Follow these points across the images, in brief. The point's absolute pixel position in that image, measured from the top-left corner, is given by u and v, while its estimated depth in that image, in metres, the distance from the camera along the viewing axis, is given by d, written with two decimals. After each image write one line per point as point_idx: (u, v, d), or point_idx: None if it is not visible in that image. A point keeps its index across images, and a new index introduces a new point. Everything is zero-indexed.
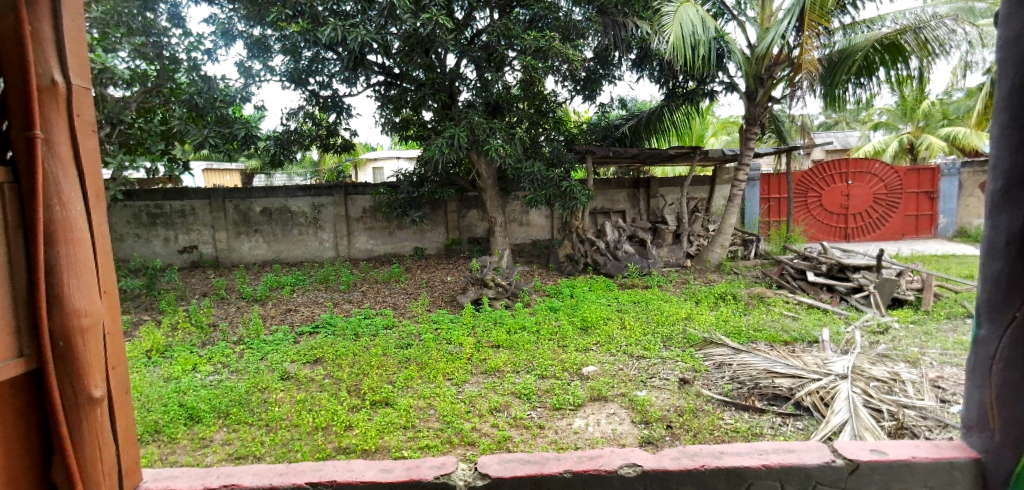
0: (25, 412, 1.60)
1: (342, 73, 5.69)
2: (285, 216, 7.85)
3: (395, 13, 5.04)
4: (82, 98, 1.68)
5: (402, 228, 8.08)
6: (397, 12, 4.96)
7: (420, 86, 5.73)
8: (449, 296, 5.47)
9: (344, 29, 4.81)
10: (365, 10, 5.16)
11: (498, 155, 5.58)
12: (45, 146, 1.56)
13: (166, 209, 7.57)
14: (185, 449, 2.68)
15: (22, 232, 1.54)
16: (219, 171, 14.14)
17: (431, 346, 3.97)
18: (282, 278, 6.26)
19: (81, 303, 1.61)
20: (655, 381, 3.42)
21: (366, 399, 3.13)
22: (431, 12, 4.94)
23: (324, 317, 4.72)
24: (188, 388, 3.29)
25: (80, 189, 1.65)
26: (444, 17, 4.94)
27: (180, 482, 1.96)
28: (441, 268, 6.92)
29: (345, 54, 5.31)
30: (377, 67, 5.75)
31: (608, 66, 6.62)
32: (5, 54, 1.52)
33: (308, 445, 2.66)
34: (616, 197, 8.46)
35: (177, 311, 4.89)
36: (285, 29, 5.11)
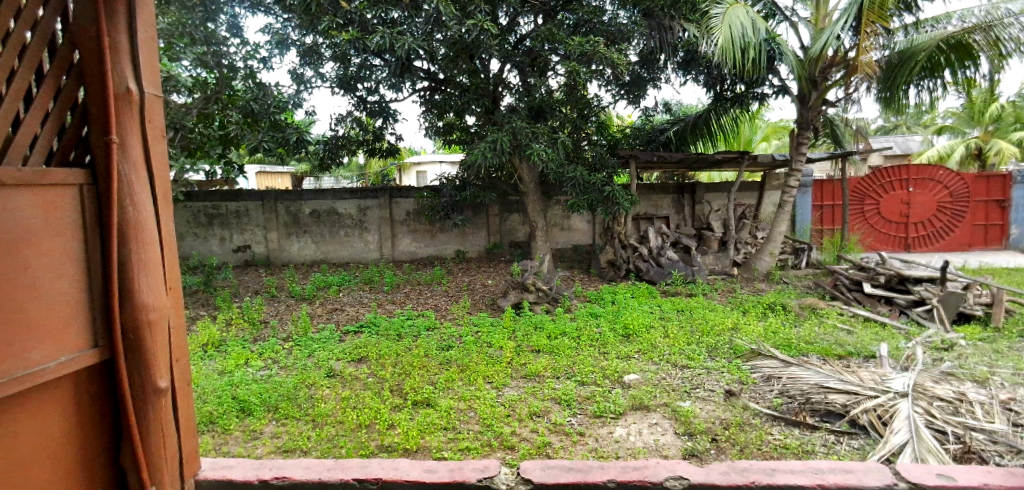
0: (98, 398, 1.76)
1: (389, 79, 5.80)
2: (332, 218, 8.08)
3: (441, 19, 5.09)
4: (153, 102, 1.84)
5: (444, 231, 8.16)
6: (444, 19, 5.02)
7: (464, 91, 5.79)
8: (490, 299, 5.50)
9: (392, 36, 4.93)
10: (412, 17, 5.24)
11: (541, 159, 5.58)
12: (120, 149, 1.72)
13: (223, 210, 7.96)
14: (237, 440, 2.79)
15: (98, 230, 1.71)
16: (272, 174, 14.78)
17: (472, 348, 3.99)
18: (328, 278, 6.43)
19: (149, 298, 1.75)
20: (700, 392, 3.32)
21: (408, 399, 3.18)
22: (476, 18, 5.02)
23: (368, 317, 4.83)
24: (241, 381, 3.43)
25: (151, 191, 1.81)
26: (489, 23, 5.01)
27: (235, 473, 2.04)
28: (483, 272, 6.95)
29: (393, 61, 5.42)
30: (423, 73, 5.83)
31: (653, 69, 6.53)
32: (87, 63, 1.69)
33: (352, 441, 2.72)
34: (659, 202, 8.31)
35: (232, 308, 5.10)
36: (337, 37, 5.29)
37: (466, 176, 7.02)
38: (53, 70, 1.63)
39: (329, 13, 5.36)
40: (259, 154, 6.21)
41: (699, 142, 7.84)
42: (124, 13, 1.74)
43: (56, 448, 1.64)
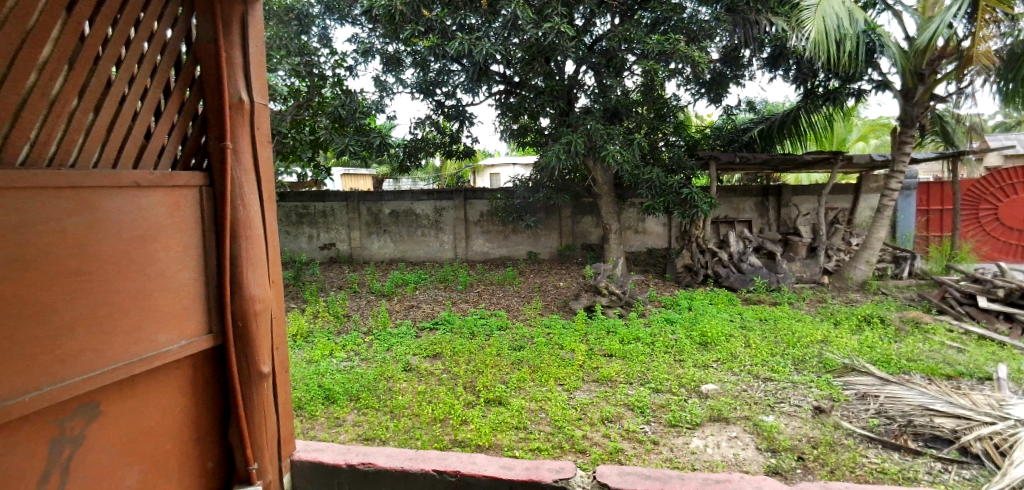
0: (209, 381, 1.96)
1: (466, 83, 5.95)
2: (410, 219, 8.40)
3: (518, 23, 5.12)
4: (261, 112, 2.03)
5: (516, 232, 8.22)
6: (520, 23, 5.09)
7: (538, 94, 5.84)
8: (562, 301, 5.49)
9: (470, 42, 5.07)
10: (490, 22, 5.33)
11: (616, 161, 5.52)
12: (233, 155, 1.92)
13: (311, 209, 8.53)
14: (322, 426, 2.96)
15: (213, 229, 1.91)
16: (355, 176, 15.65)
17: (544, 350, 4.00)
18: (406, 276, 6.69)
19: (256, 291, 1.95)
20: (785, 407, 3.13)
21: (481, 396, 3.24)
22: (553, 21, 5.04)
23: (443, 314, 4.97)
24: (326, 371, 3.65)
25: (258, 192, 2.00)
26: (565, 25, 5.02)
27: (325, 455, 2.18)
28: (554, 274, 6.95)
29: (470, 66, 5.55)
30: (499, 77, 5.93)
31: (737, 67, 6.27)
32: (207, 77, 1.88)
33: (427, 434, 2.81)
34: (741, 205, 7.93)
35: (319, 302, 5.44)
36: (418, 44, 5.54)
37: (540, 178, 7.02)
38: (180, 84, 1.84)
39: (411, 21, 5.57)
40: (344, 157, 6.58)
41: (786, 143, 7.37)
42: (239, 31, 1.93)
43: (175, 423, 1.84)
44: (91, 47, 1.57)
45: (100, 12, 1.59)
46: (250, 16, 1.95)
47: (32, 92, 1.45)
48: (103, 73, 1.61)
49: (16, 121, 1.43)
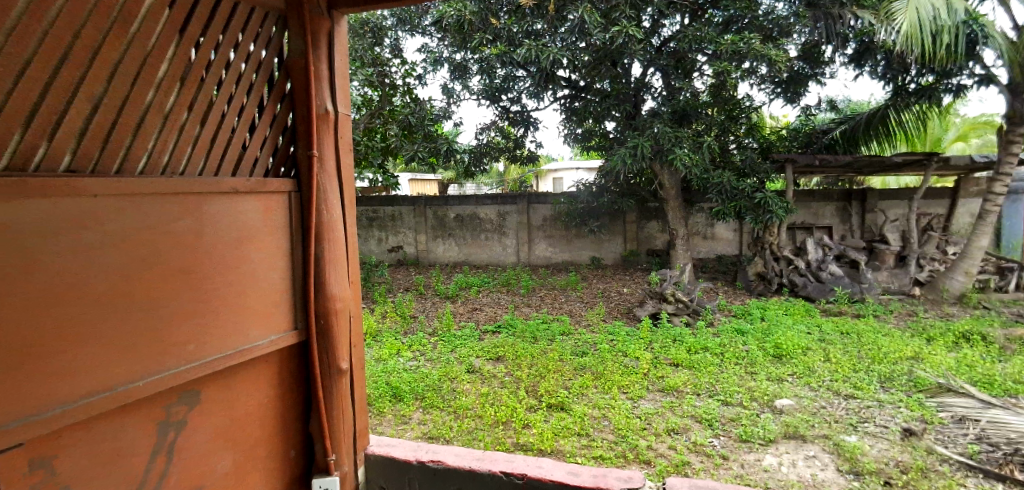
0: (295, 374, 2.11)
1: (531, 88, 6.01)
2: (474, 223, 8.55)
3: (585, 29, 5.23)
4: (343, 121, 2.20)
5: (579, 237, 8.17)
6: (588, 27, 5.12)
7: (604, 98, 5.79)
8: (626, 308, 5.41)
9: (538, 48, 5.17)
10: (556, 27, 5.46)
11: (684, 164, 5.43)
12: (319, 162, 2.09)
13: (380, 213, 8.90)
14: (390, 423, 3.07)
15: (300, 232, 2.06)
16: (422, 181, 16.18)
17: (607, 356, 3.95)
18: (470, 279, 6.82)
19: (336, 290, 2.10)
20: (869, 428, 2.92)
21: (543, 401, 3.24)
22: (622, 24, 5.04)
23: (506, 318, 5.02)
24: (393, 369, 3.78)
25: (340, 197, 2.16)
26: (634, 28, 5.01)
27: (397, 451, 2.28)
28: (617, 279, 6.85)
29: (536, 72, 5.61)
30: (564, 82, 5.92)
31: (817, 64, 5.95)
32: (296, 90, 2.06)
33: (490, 436, 2.85)
34: (821, 211, 7.49)
35: (387, 303, 5.66)
36: (486, 51, 5.67)
37: (605, 182, 6.95)
38: (273, 98, 2.01)
39: (479, 30, 5.77)
40: (412, 164, 6.82)
41: (872, 144, 6.89)
42: (325, 47, 2.10)
43: (263, 413, 1.98)
44: (200, 65, 1.73)
45: (210, 34, 1.76)
46: (335, 32, 2.13)
47: (150, 108, 1.61)
48: (209, 89, 1.77)
49: (139, 133, 1.59)
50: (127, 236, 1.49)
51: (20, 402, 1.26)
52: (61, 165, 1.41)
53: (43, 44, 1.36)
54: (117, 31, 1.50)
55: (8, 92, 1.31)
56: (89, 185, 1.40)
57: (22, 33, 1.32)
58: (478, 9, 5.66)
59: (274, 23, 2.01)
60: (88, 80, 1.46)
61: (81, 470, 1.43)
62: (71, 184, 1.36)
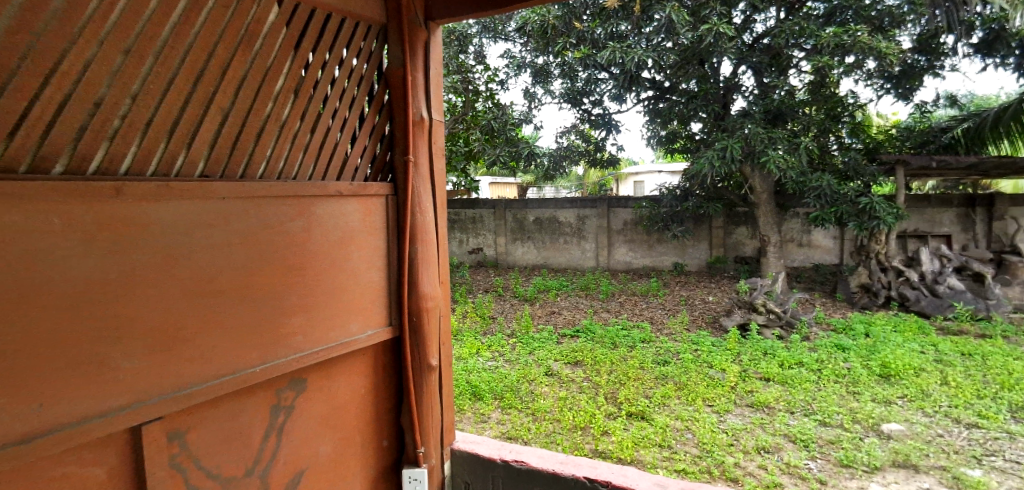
0: (388, 368, 2.22)
1: (615, 90, 5.95)
2: (553, 226, 8.57)
3: (674, 27, 5.09)
4: (436, 127, 2.31)
5: (661, 242, 7.95)
6: (676, 27, 5.07)
7: (691, 98, 5.65)
8: (711, 317, 5.18)
9: (622, 51, 5.28)
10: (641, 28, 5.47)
11: (779, 167, 5.20)
12: (414, 167, 2.20)
13: (461, 216, 9.18)
14: (470, 420, 3.15)
15: (395, 233, 2.18)
16: (502, 185, 16.52)
17: (691, 367, 3.81)
18: (548, 282, 6.85)
19: (428, 289, 2.20)
20: (998, 462, 2.59)
21: (623, 409, 3.18)
22: (712, 22, 4.95)
23: (585, 323, 4.97)
24: (473, 368, 3.87)
25: (432, 200, 2.26)
26: (725, 25, 4.89)
27: (481, 449, 2.33)
28: (701, 287, 6.60)
29: (620, 73, 5.55)
30: (648, 83, 5.81)
31: (935, 55, 5.39)
32: (395, 99, 2.18)
33: (568, 441, 2.83)
34: (938, 218, 6.78)
35: (468, 303, 5.82)
36: (569, 54, 5.79)
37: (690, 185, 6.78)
38: (373, 107, 2.14)
39: (562, 34, 5.82)
40: (493, 167, 6.97)
41: (1001, 143, 6.13)
42: (421, 57, 2.21)
43: (360, 404, 2.11)
44: (311, 78, 1.88)
45: (321, 48, 1.90)
46: (430, 43, 2.24)
47: (269, 119, 1.77)
48: (318, 100, 1.91)
49: (259, 141, 1.75)
50: (248, 236, 1.65)
51: (158, 379, 1.43)
52: (196, 171, 1.59)
53: (184, 63, 1.52)
54: (243, 50, 1.66)
55: (156, 108, 1.49)
56: (219, 188, 1.56)
57: (169, 55, 1.48)
58: (562, 13, 5.70)
59: (376, 36, 2.14)
60: (219, 95, 1.62)
61: (206, 445, 1.59)
62: (204, 188, 1.53)
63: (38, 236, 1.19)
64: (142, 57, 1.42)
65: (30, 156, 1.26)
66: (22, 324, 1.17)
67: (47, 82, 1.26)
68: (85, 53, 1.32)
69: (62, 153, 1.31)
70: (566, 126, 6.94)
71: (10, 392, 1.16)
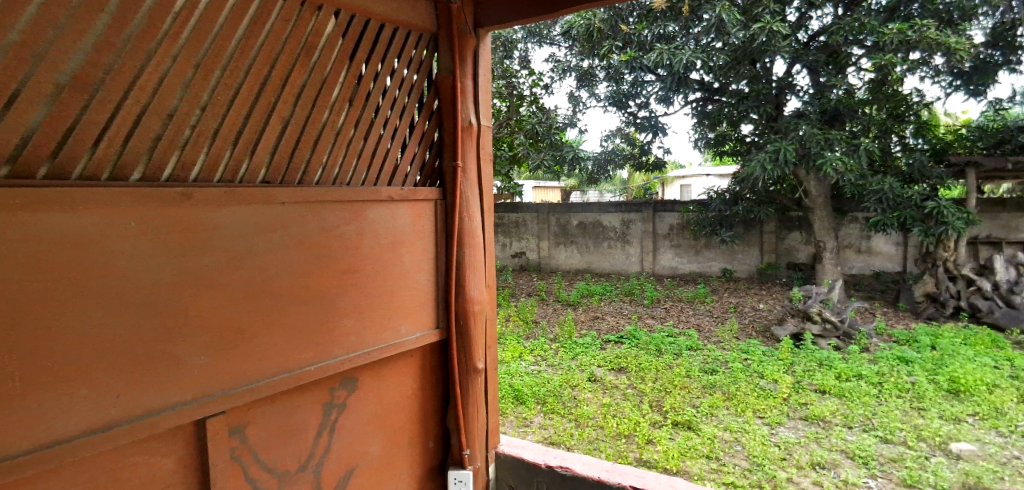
0: (436, 370, 2.26)
1: (661, 92, 5.87)
2: (598, 231, 8.50)
3: (724, 27, 5.07)
4: (484, 133, 2.34)
5: (709, 247, 7.73)
6: (726, 27, 4.99)
7: (741, 99, 5.51)
8: (762, 326, 5.00)
9: (670, 52, 5.25)
10: (689, 28, 5.44)
11: (836, 169, 5.01)
12: (463, 172, 2.23)
13: (505, 220, 9.26)
14: (512, 424, 3.16)
15: (444, 237, 2.22)
16: (545, 189, 16.55)
17: (740, 376, 3.69)
18: (592, 287, 6.79)
19: (475, 293, 2.23)
20: None
21: (669, 418, 3.11)
22: (765, 20, 4.84)
23: (629, 329, 4.89)
24: (516, 372, 3.89)
25: (480, 206, 2.30)
26: (779, 23, 4.78)
27: (526, 453, 2.35)
28: (752, 294, 6.38)
29: (667, 75, 5.52)
30: (697, 85, 5.70)
31: (1012, 50, 5.03)
32: (444, 106, 2.22)
33: (612, 448, 2.79)
34: (1014, 224, 6.31)
35: (511, 307, 5.85)
36: (614, 58, 5.87)
37: (740, 189, 6.58)
38: (423, 115, 2.19)
39: (608, 36, 5.89)
40: (537, 171, 6.98)
41: None
42: (470, 64, 2.24)
43: (408, 404, 2.15)
44: (365, 87, 1.94)
45: (374, 57, 1.96)
46: (479, 50, 2.27)
47: (325, 127, 1.83)
48: (371, 107, 1.97)
49: (316, 148, 1.81)
50: (305, 239, 1.72)
51: (221, 375, 1.51)
52: (258, 177, 1.66)
53: (247, 76, 1.60)
54: (301, 61, 1.73)
55: (223, 118, 1.57)
56: (280, 194, 1.63)
57: (234, 69, 1.56)
58: (608, 16, 5.75)
59: (426, 45, 2.19)
60: (279, 104, 1.69)
61: (264, 439, 1.66)
62: (265, 194, 1.60)
63: (115, 239, 1.28)
64: (210, 71, 1.51)
65: (111, 164, 1.36)
66: (100, 321, 1.26)
67: (128, 96, 1.36)
68: (160, 68, 1.40)
69: (139, 162, 1.40)
70: (610, 130, 6.87)
71: (89, 384, 1.25)
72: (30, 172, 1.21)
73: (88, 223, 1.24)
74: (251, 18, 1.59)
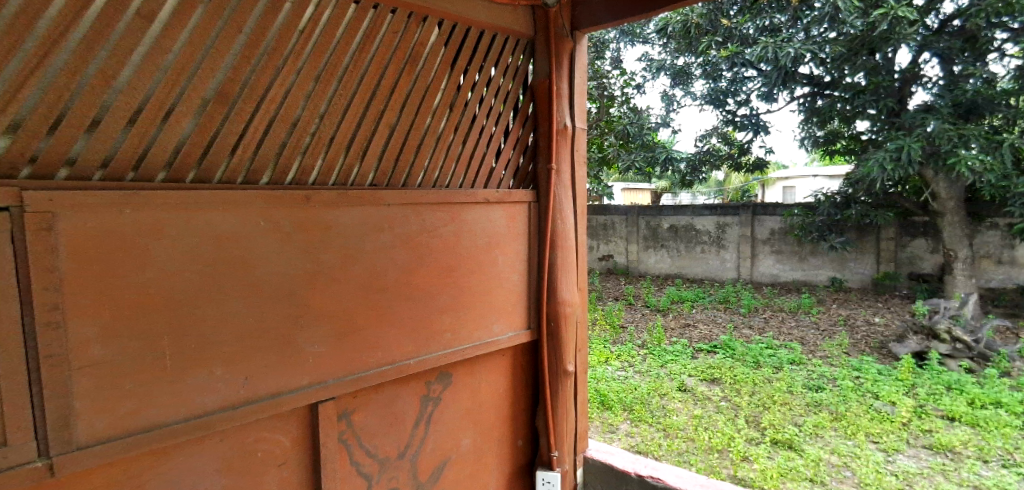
0: (526, 370, 2.30)
1: (764, 88, 5.55)
2: (690, 234, 8.19)
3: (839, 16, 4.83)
4: (578, 136, 2.34)
5: (815, 254, 7.17)
6: (841, 16, 4.79)
7: (858, 93, 5.07)
8: (877, 342, 4.54)
9: (777, 45, 5.05)
10: (798, 19, 5.15)
11: (971, 169, 4.52)
12: (557, 175, 2.25)
13: (592, 222, 9.19)
14: (598, 429, 3.12)
15: (537, 239, 2.25)
16: (634, 191, 16.25)
17: (850, 396, 3.39)
18: (683, 293, 6.55)
19: (567, 295, 2.24)
20: None
21: (766, 435, 2.92)
22: (887, 6, 4.48)
23: (723, 338, 4.66)
24: (602, 377, 3.85)
25: (573, 208, 2.31)
26: (906, 8, 4.40)
27: (615, 460, 2.33)
28: (865, 306, 5.82)
29: (772, 70, 5.30)
30: (804, 79, 5.34)
31: None
32: (540, 109, 2.25)
33: (703, 462, 2.67)
34: None
35: (599, 311, 5.80)
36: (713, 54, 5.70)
37: (853, 190, 6.01)
38: (518, 120, 2.24)
39: (707, 32, 5.80)
40: (626, 174, 6.85)
41: None
42: (566, 66, 2.25)
43: (500, 403, 2.20)
44: (464, 93, 2.01)
45: (474, 63, 2.02)
46: (575, 52, 2.28)
47: (427, 133, 1.92)
48: (470, 113, 2.04)
49: (419, 153, 1.90)
50: (409, 239, 1.81)
51: (333, 365, 1.63)
52: (367, 180, 1.77)
53: (360, 86, 1.71)
54: (408, 70, 1.82)
55: (338, 125, 1.69)
56: (387, 196, 1.73)
57: (348, 80, 1.68)
58: (706, 11, 5.70)
59: (523, 51, 2.22)
60: (387, 112, 1.80)
61: (369, 427, 1.77)
62: (374, 196, 1.70)
63: (247, 238, 1.43)
64: (328, 83, 1.63)
65: (245, 170, 1.51)
66: (234, 309, 1.42)
67: (260, 108, 1.51)
68: (287, 82, 1.54)
69: (268, 167, 1.55)
70: (706, 129, 6.59)
71: (222, 365, 1.40)
72: (181, 177, 1.39)
73: (226, 223, 1.39)
74: (364, 32, 1.69)
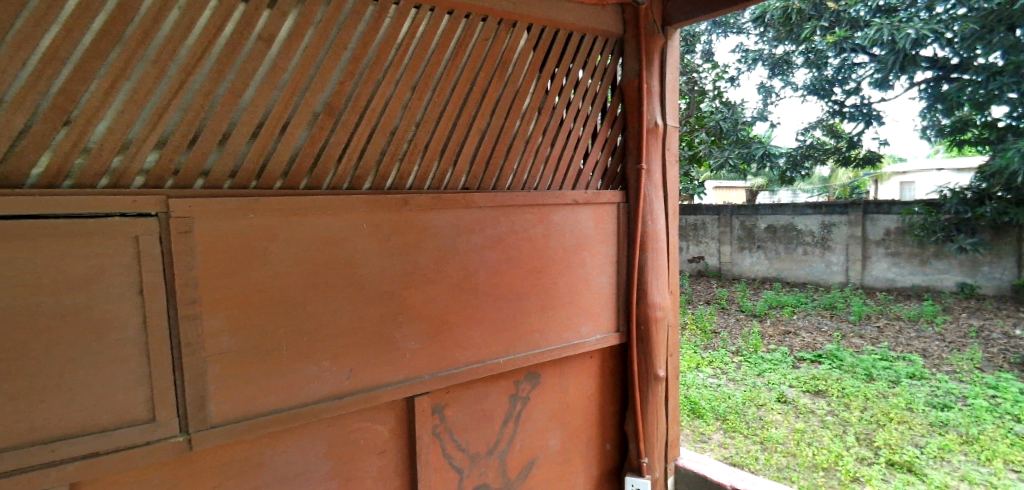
0: (615, 373, 2.27)
1: (877, 74, 5.07)
2: (790, 234, 7.66)
3: None
4: (670, 134, 2.27)
5: (939, 257, 6.40)
6: None
7: (993, 76, 4.48)
8: (1019, 358, 3.98)
9: (892, 27, 4.68)
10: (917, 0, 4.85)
11: None
12: (647, 174, 2.20)
13: (682, 222, 8.89)
14: (688, 438, 3.01)
15: (626, 241, 2.21)
16: (726, 189, 15.48)
17: (985, 417, 2.99)
18: (781, 297, 6.12)
19: (657, 298, 2.18)
20: None
21: (881, 456, 2.66)
22: None
23: (829, 348, 4.31)
24: (692, 384, 3.71)
25: (664, 209, 2.24)
26: None
27: (709, 472, 2.23)
28: (1003, 316, 5.12)
29: (887, 54, 4.86)
30: (926, 62, 4.83)
31: None
32: (629, 108, 2.21)
33: (806, 479, 2.48)
34: None
35: (689, 315, 5.58)
36: (817, 40, 5.36)
37: (987, 185, 5.36)
38: (607, 121, 2.22)
39: (811, 18, 5.46)
40: (719, 172, 6.54)
41: None
42: (657, 63, 2.19)
43: (586, 405, 2.18)
44: (551, 95, 2.02)
45: (561, 65, 2.03)
46: (667, 48, 2.21)
47: (516, 136, 1.95)
48: (558, 115, 2.05)
49: (508, 156, 1.94)
50: (499, 241, 1.85)
51: (427, 361, 1.71)
52: (459, 183, 1.84)
53: (453, 93, 1.77)
54: (498, 76, 1.86)
55: (433, 132, 1.76)
56: (478, 199, 1.79)
57: (443, 88, 1.75)
58: None
59: (612, 50, 2.20)
60: (478, 117, 1.85)
61: (459, 422, 1.83)
62: (466, 199, 1.76)
63: (351, 240, 1.54)
64: (423, 91, 1.71)
65: (350, 176, 1.62)
66: (340, 306, 1.53)
67: (363, 118, 1.61)
68: (387, 92, 1.63)
69: (370, 173, 1.65)
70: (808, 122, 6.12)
71: (329, 356, 1.52)
72: (296, 184, 1.52)
73: (333, 227, 1.50)
74: (457, 42, 1.75)
